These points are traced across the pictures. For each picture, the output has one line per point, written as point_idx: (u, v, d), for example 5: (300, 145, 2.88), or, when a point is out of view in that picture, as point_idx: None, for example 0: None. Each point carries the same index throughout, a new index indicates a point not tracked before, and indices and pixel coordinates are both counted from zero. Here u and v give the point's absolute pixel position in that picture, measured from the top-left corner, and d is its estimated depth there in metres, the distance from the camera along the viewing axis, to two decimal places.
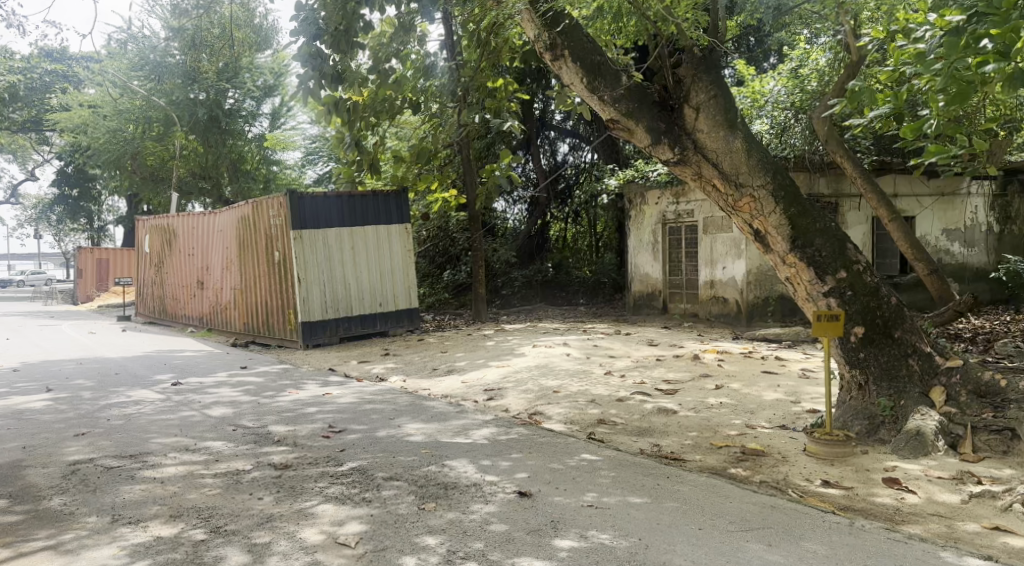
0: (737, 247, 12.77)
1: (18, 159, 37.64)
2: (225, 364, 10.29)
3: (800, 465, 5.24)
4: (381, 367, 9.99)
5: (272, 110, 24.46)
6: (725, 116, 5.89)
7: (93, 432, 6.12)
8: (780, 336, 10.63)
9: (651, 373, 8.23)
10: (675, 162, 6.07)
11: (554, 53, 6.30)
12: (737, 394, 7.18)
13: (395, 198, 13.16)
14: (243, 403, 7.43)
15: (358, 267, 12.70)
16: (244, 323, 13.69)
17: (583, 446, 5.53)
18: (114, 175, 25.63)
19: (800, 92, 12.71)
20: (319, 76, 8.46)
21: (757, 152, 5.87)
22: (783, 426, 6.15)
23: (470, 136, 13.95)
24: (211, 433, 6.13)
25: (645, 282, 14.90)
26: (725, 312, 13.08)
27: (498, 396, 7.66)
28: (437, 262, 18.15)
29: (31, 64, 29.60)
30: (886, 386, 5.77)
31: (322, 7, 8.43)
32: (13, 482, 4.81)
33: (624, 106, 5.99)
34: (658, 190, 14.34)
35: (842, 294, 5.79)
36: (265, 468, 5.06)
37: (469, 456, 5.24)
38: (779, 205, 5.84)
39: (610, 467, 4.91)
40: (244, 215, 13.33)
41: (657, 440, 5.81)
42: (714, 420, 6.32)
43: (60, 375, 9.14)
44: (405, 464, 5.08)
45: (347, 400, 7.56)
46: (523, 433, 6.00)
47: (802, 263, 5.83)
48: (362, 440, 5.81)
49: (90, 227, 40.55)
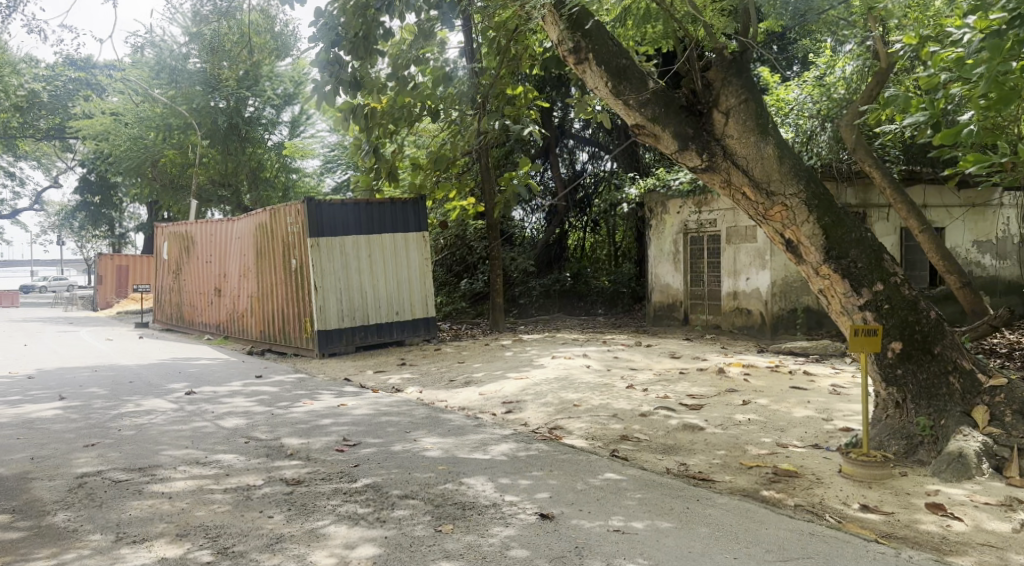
0: (761, 258, 12.47)
1: (41, 166, 38.15)
2: (240, 373, 10.16)
3: (836, 487, 4.97)
4: (397, 378, 9.80)
5: (292, 118, 24.55)
6: (756, 120, 5.67)
7: (103, 443, 5.98)
8: (807, 350, 10.33)
9: (675, 387, 7.97)
10: (703, 169, 5.86)
11: (578, 56, 6.11)
12: (765, 410, 6.91)
13: (412, 205, 13.07)
14: (256, 414, 7.27)
15: (374, 276, 12.56)
16: (260, 331, 13.57)
17: (607, 464, 5.29)
18: (134, 182, 25.82)
19: (827, 100, 12.42)
20: (336, 82, 8.32)
21: (790, 159, 5.64)
22: (815, 445, 5.89)
23: (489, 143, 13.79)
24: (223, 445, 5.97)
25: (666, 292, 14.64)
26: (748, 324, 12.79)
27: (516, 410, 7.44)
28: (454, 271, 17.96)
29: (55, 72, 29.99)
30: (925, 404, 5.50)
31: (341, 14, 8.32)
32: (18, 496, 4.66)
33: (651, 110, 5.80)
34: (680, 200, 14.09)
35: (878, 308, 5.54)
36: (276, 483, 4.88)
37: (488, 474, 5.02)
38: (813, 213, 5.60)
39: (636, 488, 4.68)
40: (262, 222, 13.26)
41: (684, 459, 5.56)
42: (743, 438, 6.07)
43: (73, 383, 9.04)
44: (421, 481, 4.87)
45: (363, 412, 7.38)
46: (543, 449, 5.77)
47: (837, 275, 5.58)
48: (377, 454, 5.62)
49: (110, 234, 40.96)
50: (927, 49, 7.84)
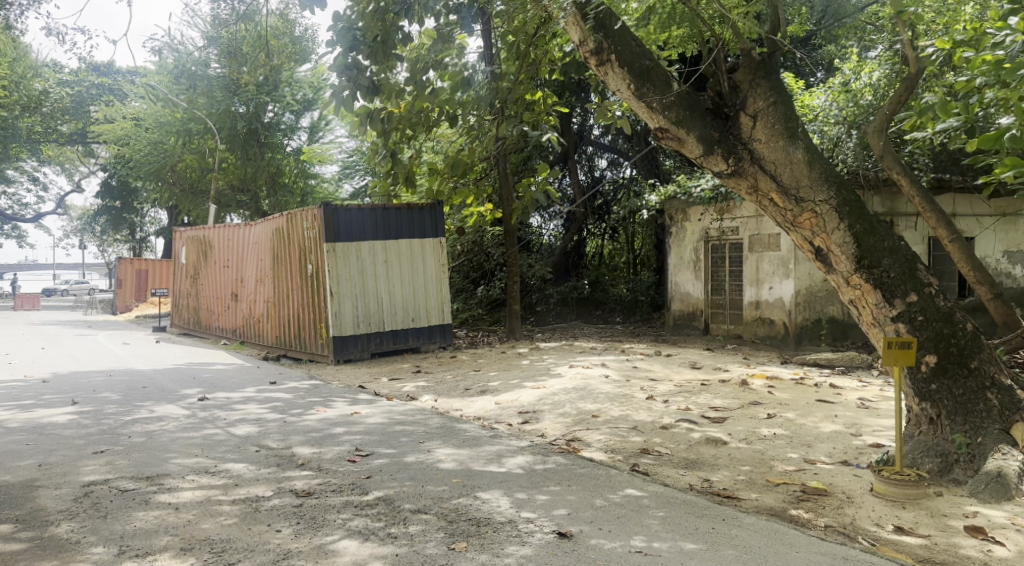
0: (785, 266, 12.18)
1: (64, 172, 38.68)
2: (255, 379, 10.08)
3: (868, 507, 4.73)
4: (412, 385, 9.63)
5: (311, 124, 24.56)
6: (785, 124, 5.46)
7: (111, 450, 5.88)
8: (833, 361, 10.05)
9: (697, 399, 7.74)
10: (729, 174, 5.67)
11: (600, 58, 5.94)
12: (791, 425, 6.68)
13: (429, 210, 12.98)
14: (269, 421, 7.15)
15: (390, 282, 12.44)
16: (276, 337, 13.47)
17: (627, 480, 5.09)
18: (154, 187, 25.97)
19: (853, 108, 12.23)
20: (354, 87, 8.17)
21: (820, 164, 5.45)
22: (845, 461, 5.65)
23: (508, 149, 13.65)
24: (233, 453, 5.84)
25: (686, 301, 14.42)
26: (772, 333, 12.52)
27: (533, 420, 7.26)
28: (471, 278, 17.81)
29: (79, 78, 30.38)
30: (960, 421, 5.23)
31: (359, 19, 8.26)
32: (22, 505, 4.56)
33: (675, 113, 5.63)
34: (701, 207, 13.86)
35: (912, 319, 5.31)
36: (286, 495, 4.73)
37: (503, 488, 4.84)
38: (844, 221, 5.40)
39: (658, 506, 4.49)
40: (279, 226, 13.18)
41: (707, 475, 5.36)
42: (769, 453, 5.85)
43: (87, 387, 8.98)
44: (434, 495, 4.70)
45: (377, 421, 7.22)
46: (561, 462, 5.58)
47: (868, 285, 5.38)
48: (390, 465, 5.46)
49: (131, 237, 41.39)
50: (960, 55, 7.60)
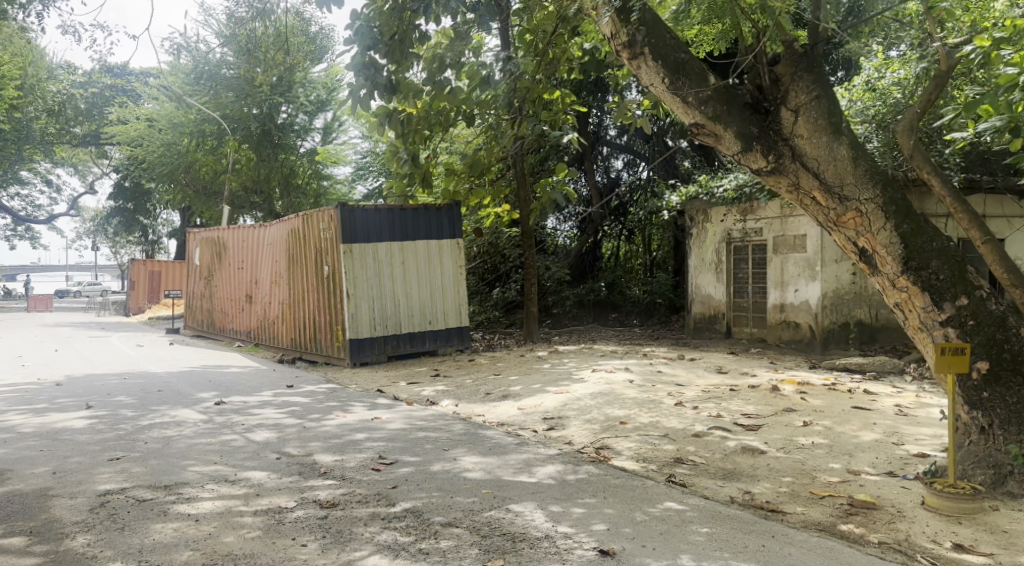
0: (811, 269, 11.90)
1: (77, 173, 38.72)
2: (272, 383, 9.87)
3: (921, 522, 4.48)
4: (431, 390, 9.42)
5: (325, 125, 24.40)
6: (828, 119, 5.22)
7: (128, 457, 5.69)
8: (863, 366, 9.77)
9: (728, 405, 7.49)
10: (769, 172, 5.43)
11: (633, 51, 5.81)
12: (830, 433, 6.42)
13: (447, 212, 12.76)
14: (287, 427, 6.95)
15: (407, 283, 12.25)
16: (292, 339, 13.30)
17: (665, 492, 4.84)
18: (168, 188, 25.93)
19: (881, 106, 12.05)
20: (372, 86, 7.97)
21: (866, 161, 5.19)
22: (891, 472, 5.39)
23: (526, 148, 13.40)
24: (253, 461, 5.64)
25: (707, 303, 14.17)
26: (797, 337, 12.24)
27: (559, 426, 7.04)
28: (486, 280, 17.61)
29: (92, 79, 30.45)
30: (1015, 431, 4.90)
31: (375, 17, 8.09)
32: (36, 515, 4.37)
33: (711, 109, 5.47)
34: (723, 208, 13.60)
35: (963, 324, 5.03)
36: (309, 506, 4.52)
37: (537, 500, 4.62)
38: (890, 220, 5.14)
39: (702, 521, 4.26)
40: (295, 227, 13.00)
41: (747, 486, 5.12)
42: (810, 464, 5.61)
43: (101, 391, 8.81)
44: (464, 507, 4.48)
45: (397, 426, 7.02)
46: (594, 472, 5.35)
47: (916, 288, 5.12)
48: (416, 474, 5.25)
49: (144, 239, 41.42)
50: (999, 52, 7.21)
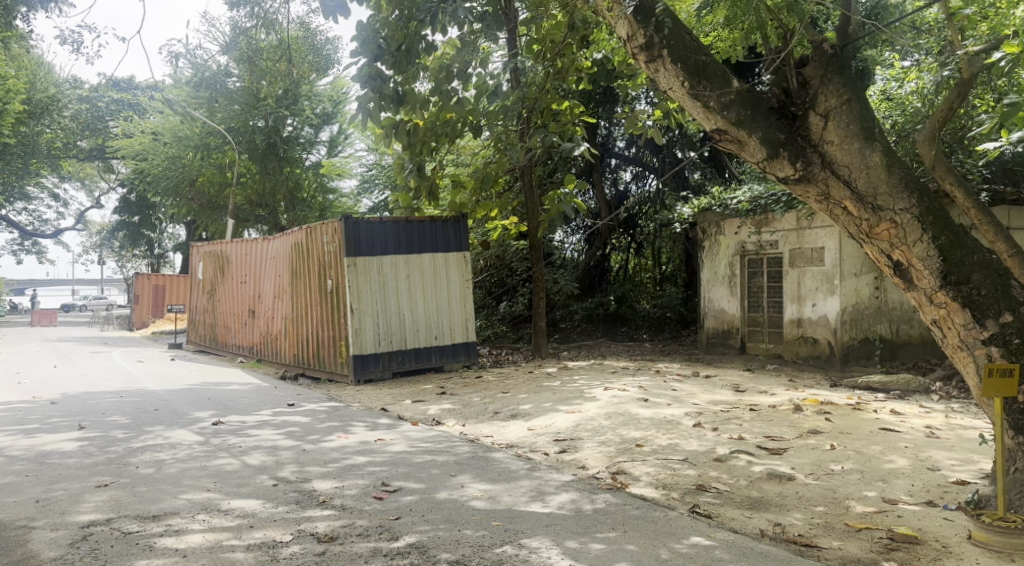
0: (829, 282, 11.57)
1: (83, 187, 38.77)
2: (272, 401, 9.56)
3: (969, 559, 4.07)
4: (438, 409, 9.07)
5: (330, 137, 24.18)
6: (860, 124, 4.91)
7: (116, 484, 5.37)
8: (887, 385, 9.39)
9: (749, 426, 7.13)
10: (796, 180, 5.11)
11: (651, 53, 5.54)
12: (860, 458, 6.06)
13: (453, 225, 12.45)
14: (285, 450, 6.61)
15: (412, 298, 11.94)
16: (294, 355, 13.00)
17: (690, 525, 4.50)
18: (173, 203, 25.79)
19: (901, 117, 11.78)
20: (379, 98, 7.63)
21: (900, 169, 4.85)
22: (931, 502, 5.01)
23: (533, 160, 13.08)
24: (248, 487, 5.31)
25: (721, 317, 13.81)
26: (815, 353, 11.89)
27: (572, 448, 6.70)
28: (494, 294, 17.35)
29: (98, 92, 30.52)
30: None
31: (381, 27, 7.85)
32: (12, 550, 4.05)
33: (735, 113, 5.19)
34: (737, 221, 13.29)
35: (1008, 343, 4.58)
36: (306, 540, 4.19)
37: (551, 535, 4.27)
38: (927, 232, 4.76)
39: (733, 559, 3.90)
40: (298, 240, 12.74)
41: (776, 517, 4.76)
42: (841, 492, 5.24)
43: (96, 410, 8.51)
44: (472, 542, 4.15)
45: (402, 449, 6.67)
46: (612, 502, 5.00)
47: (955, 303, 4.71)
48: (421, 503, 4.91)
49: (150, 254, 41.45)
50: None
